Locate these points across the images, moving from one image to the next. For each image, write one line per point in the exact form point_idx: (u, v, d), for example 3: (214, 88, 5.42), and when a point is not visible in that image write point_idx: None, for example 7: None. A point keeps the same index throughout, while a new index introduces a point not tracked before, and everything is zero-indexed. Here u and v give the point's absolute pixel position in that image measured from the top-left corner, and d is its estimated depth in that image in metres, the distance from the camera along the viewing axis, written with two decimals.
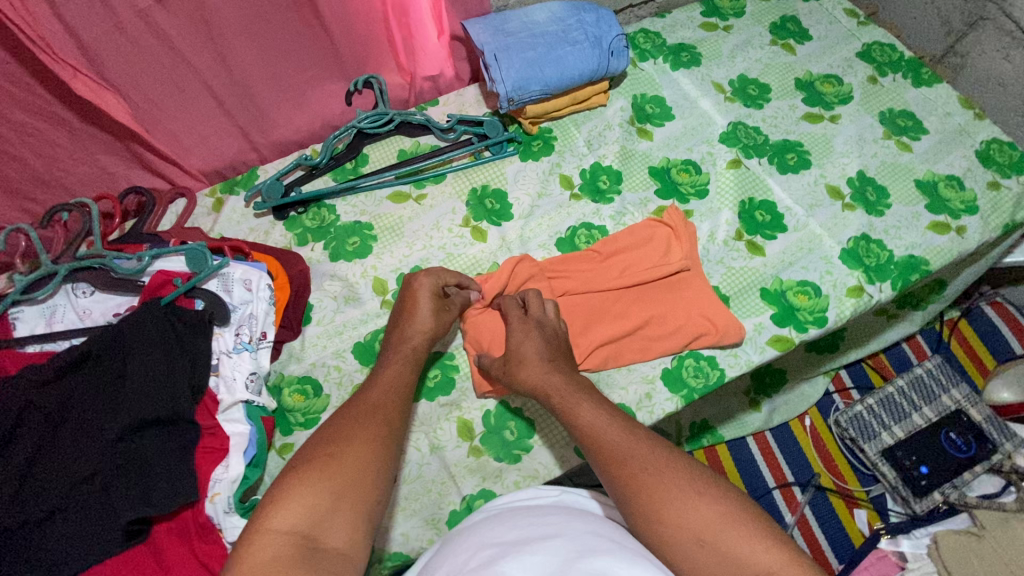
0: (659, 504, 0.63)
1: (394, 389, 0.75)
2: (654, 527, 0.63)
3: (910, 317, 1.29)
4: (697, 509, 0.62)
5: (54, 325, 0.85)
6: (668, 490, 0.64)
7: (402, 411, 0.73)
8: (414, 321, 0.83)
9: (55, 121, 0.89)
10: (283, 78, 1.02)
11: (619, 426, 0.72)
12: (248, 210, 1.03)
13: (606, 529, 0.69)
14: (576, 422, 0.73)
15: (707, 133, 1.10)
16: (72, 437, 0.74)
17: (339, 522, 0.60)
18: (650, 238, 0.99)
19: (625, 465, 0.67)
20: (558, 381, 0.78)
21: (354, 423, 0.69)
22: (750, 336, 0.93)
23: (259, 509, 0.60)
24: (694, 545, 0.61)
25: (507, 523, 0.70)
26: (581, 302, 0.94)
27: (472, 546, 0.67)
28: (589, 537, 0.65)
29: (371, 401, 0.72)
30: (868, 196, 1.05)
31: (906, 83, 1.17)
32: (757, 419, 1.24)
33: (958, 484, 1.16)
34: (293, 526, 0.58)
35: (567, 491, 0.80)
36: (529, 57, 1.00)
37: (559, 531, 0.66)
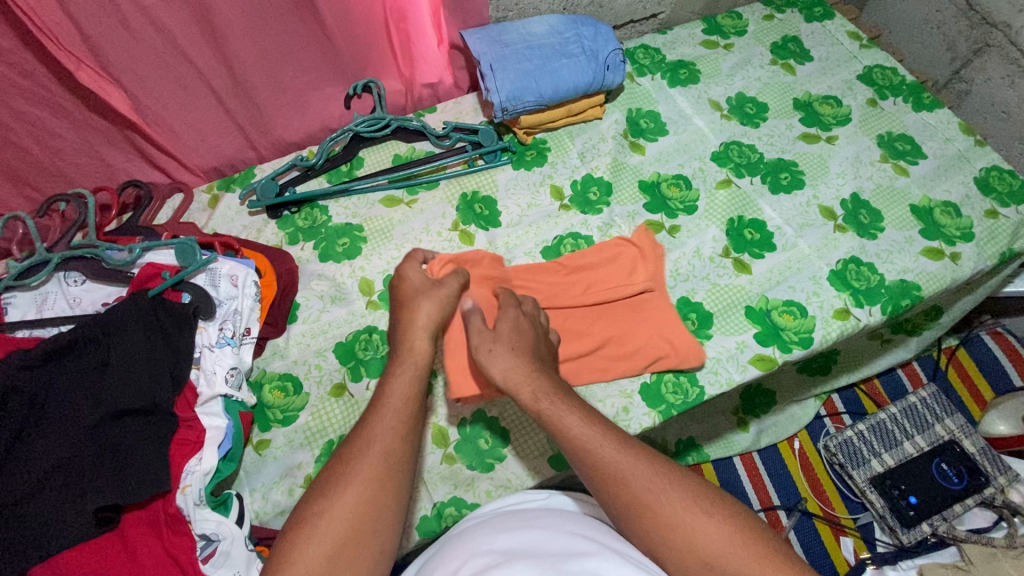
0: (666, 525, 0.63)
1: (390, 416, 0.69)
2: (655, 538, 0.63)
3: (905, 343, 1.27)
4: (698, 526, 0.62)
5: (44, 312, 0.87)
6: (676, 514, 0.63)
7: (407, 441, 0.68)
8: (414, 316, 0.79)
9: (58, 111, 0.92)
10: (284, 79, 1.04)
11: (618, 446, 0.68)
12: (243, 208, 1.05)
13: (590, 529, 0.69)
14: (566, 437, 0.70)
15: (700, 150, 1.10)
16: (53, 421, 0.75)
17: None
18: (615, 257, 0.98)
19: (627, 487, 0.65)
20: (562, 406, 0.72)
21: (343, 467, 0.65)
22: (732, 353, 0.92)
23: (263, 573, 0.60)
24: (700, 565, 0.61)
25: (496, 527, 0.70)
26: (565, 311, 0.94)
27: (463, 552, 0.66)
28: (575, 539, 0.65)
29: (368, 433, 0.67)
30: (861, 219, 1.04)
31: (906, 107, 1.17)
32: (744, 440, 1.22)
33: (949, 517, 1.13)
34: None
35: (554, 494, 0.81)
36: (525, 68, 1.02)
37: (544, 535, 0.66)
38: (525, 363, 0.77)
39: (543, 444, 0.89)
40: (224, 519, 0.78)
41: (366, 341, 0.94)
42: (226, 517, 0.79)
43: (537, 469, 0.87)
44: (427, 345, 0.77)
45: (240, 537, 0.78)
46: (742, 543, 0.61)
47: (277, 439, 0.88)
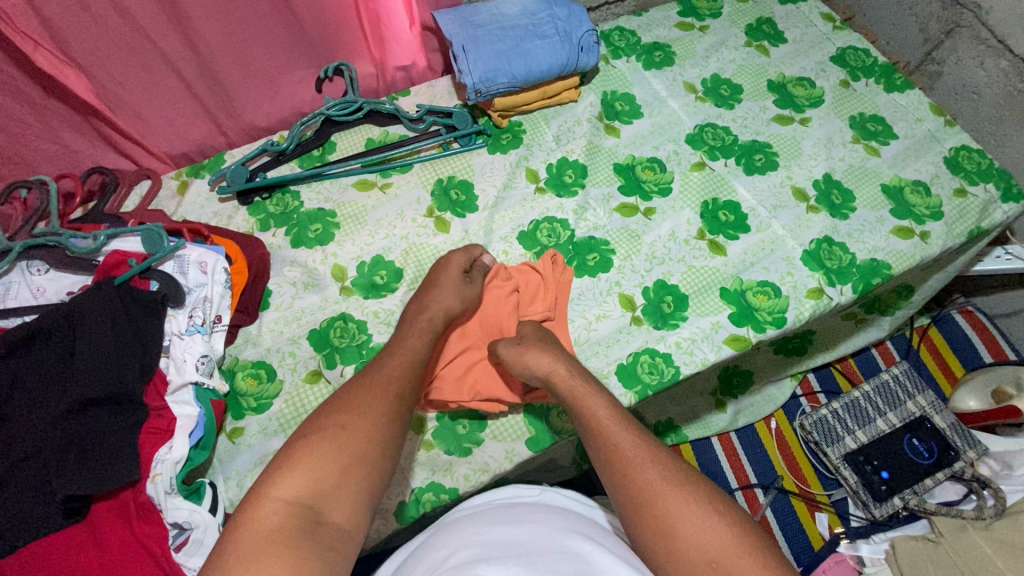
0: (670, 521, 0.62)
1: (408, 362, 0.75)
2: (653, 532, 0.62)
3: (877, 322, 1.29)
4: (697, 529, 0.61)
5: (7, 301, 0.84)
6: (680, 507, 0.62)
7: (413, 385, 0.73)
8: (436, 298, 0.83)
9: (16, 95, 0.89)
10: (253, 63, 1.02)
11: (640, 439, 0.68)
12: (212, 195, 1.03)
13: (583, 526, 0.70)
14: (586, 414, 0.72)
15: (674, 132, 1.10)
16: (17, 413, 0.74)
17: (342, 495, 0.61)
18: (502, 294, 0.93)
19: (636, 479, 0.65)
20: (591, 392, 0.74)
21: (364, 395, 0.69)
22: (706, 334, 0.93)
23: (263, 476, 0.62)
24: (704, 567, 0.59)
25: (490, 519, 0.70)
26: (544, 294, 0.93)
27: (454, 542, 0.66)
28: (569, 536, 0.65)
29: (385, 373, 0.72)
30: (834, 199, 1.05)
31: (878, 88, 1.18)
32: (721, 420, 1.24)
33: (918, 491, 1.16)
34: (294, 496, 0.60)
35: (549, 490, 0.82)
36: (497, 49, 1.01)
37: (538, 529, 0.67)
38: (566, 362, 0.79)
39: (520, 428, 0.89)
40: (197, 508, 0.78)
41: (340, 328, 0.93)
42: (199, 505, 0.78)
43: (512, 453, 0.87)
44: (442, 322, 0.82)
45: (214, 524, 0.78)
46: (748, 552, 0.59)
47: (251, 427, 0.87)
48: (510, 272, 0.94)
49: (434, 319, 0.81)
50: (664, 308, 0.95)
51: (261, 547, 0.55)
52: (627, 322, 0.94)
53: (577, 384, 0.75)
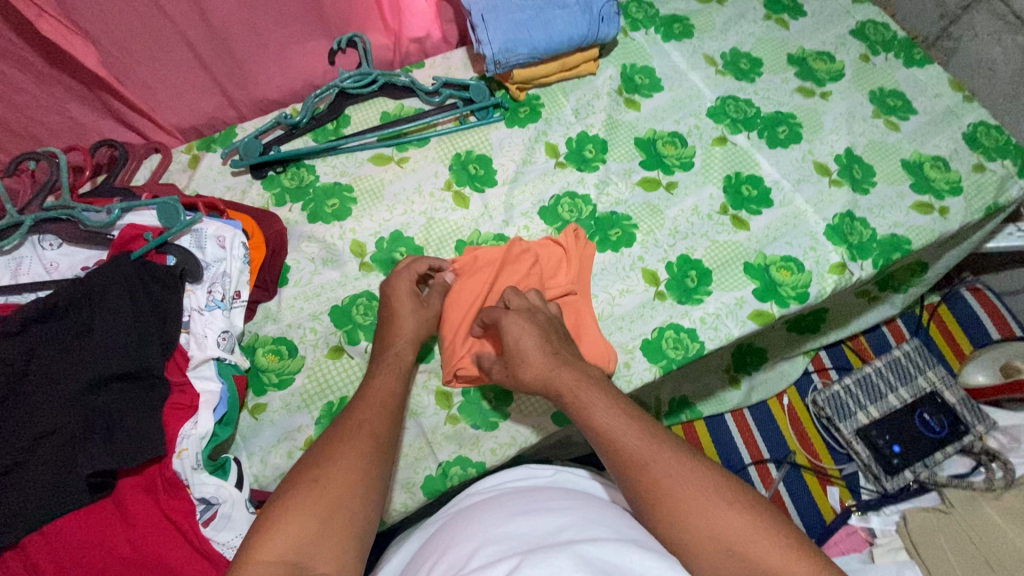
0: (684, 513, 0.61)
1: (381, 402, 0.73)
2: (671, 528, 0.62)
3: (890, 300, 1.30)
4: (713, 519, 0.61)
5: (19, 276, 0.82)
6: (693, 500, 0.62)
7: (392, 422, 0.71)
8: (401, 338, 0.81)
9: (20, 64, 0.86)
10: (264, 32, 0.99)
11: (642, 434, 0.67)
12: (225, 168, 1.00)
13: (601, 513, 0.68)
14: (586, 421, 0.70)
15: (695, 106, 1.09)
16: (36, 390, 0.72)
17: (328, 549, 0.59)
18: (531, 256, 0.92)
19: (646, 471, 0.64)
20: (597, 395, 0.72)
21: (339, 442, 0.67)
22: (731, 309, 0.93)
23: (252, 532, 0.60)
24: (721, 555, 0.59)
25: (508, 509, 0.68)
26: (561, 257, 0.93)
27: (475, 536, 0.64)
28: (590, 524, 0.64)
29: (357, 417, 0.70)
30: (855, 173, 1.04)
31: (897, 63, 1.17)
32: (735, 397, 1.25)
33: (929, 464, 1.18)
34: (281, 553, 0.57)
35: (560, 471, 0.82)
36: (517, 19, 0.99)
37: (557, 520, 0.65)
38: (561, 364, 0.75)
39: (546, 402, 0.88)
40: (224, 482, 0.77)
41: (364, 305, 0.92)
42: (226, 480, 0.77)
43: (540, 426, 0.86)
44: (411, 355, 0.80)
45: (241, 500, 0.77)
46: (766, 536, 0.59)
47: (273, 403, 0.86)
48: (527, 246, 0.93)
49: (403, 350, 0.80)
50: (688, 283, 0.94)
51: None
52: (651, 297, 0.93)
53: (573, 387, 0.73)
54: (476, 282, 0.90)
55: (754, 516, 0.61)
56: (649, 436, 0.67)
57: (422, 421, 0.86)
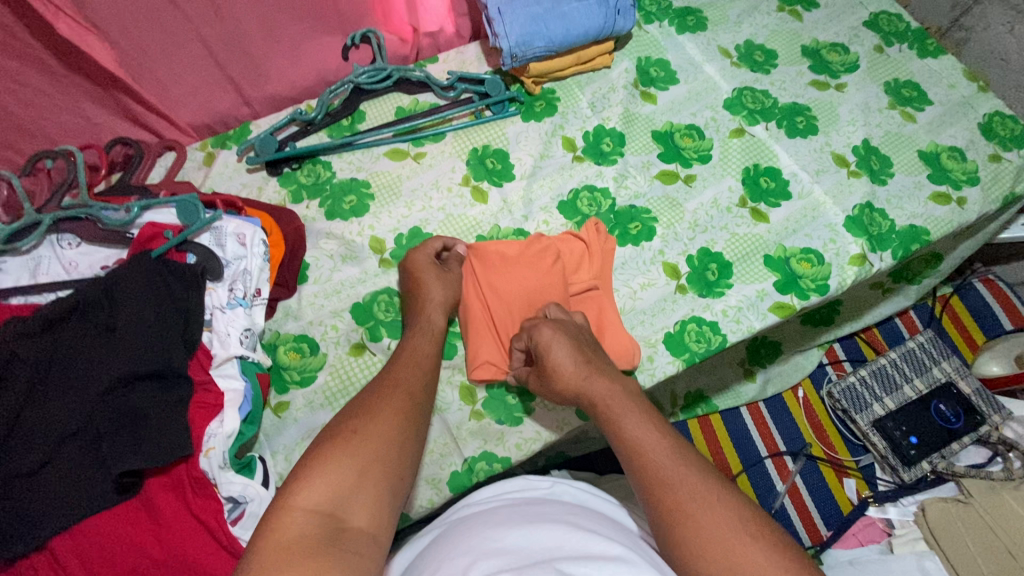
0: (704, 540, 0.59)
1: (417, 365, 0.75)
2: (688, 552, 0.59)
3: (903, 292, 1.30)
4: (734, 552, 0.57)
5: (38, 277, 0.82)
6: (716, 530, 0.59)
7: (426, 385, 0.73)
8: (419, 333, 0.79)
9: (35, 63, 0.84)
10: (278, 27, 0.98)
11: (672, 455, 0.66)
12: (241, 165, 0.99)
13: (604, 528, 0.66)
14: (620, 437, 0.70)
15: (711, 99, 1.08)
16: (60, 391, 0.71)
17: (364, 500, 0.59)
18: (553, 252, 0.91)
19: (672, 492, 0.63)
20: (634, 414, 0.71)
21: (379, 396, 0.69)
22: (752, 302, 0.93)
23: (281, 488, 0.59)
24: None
25: (509, 518, 0.66)
26: (581, 252, 0.93)
27: (472, 546, 0.60)
28: (587, 536, 0.62)
29: (394, 377, 0.72)
30: (872, 164, 1.04)
31: (912, 53, 1.16)
32: (751, 390, 1.25)
33: (946, 454, 1.18)
34: (315, 505, 0.57)
35: (559, 483, 0.78)
36: (534, 12, 0.98)
37: (558, 528, 0.63)
38: (600, 373, 0.76)
39: None
40: (250, 481, 0.76)
41: (385, 302, 0.91)
42: (252, 479, 0.77)
43: (564, 421, 0.86)
44: (442, 321, 0.82)
45: (267, 498, 0.77)
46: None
47: (296, 401, 0.86)
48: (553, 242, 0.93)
49: (434, 316, 0.81)
50: (709, 276, 0.94)
51: (286, 554, 0.52)
52: (672, 291, 0.93)
53: (609, 395, 0.74)
54: (501, 275, 0.89)
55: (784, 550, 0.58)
56: (679, 458, 0.66)
57: (446, 418, 0.85)
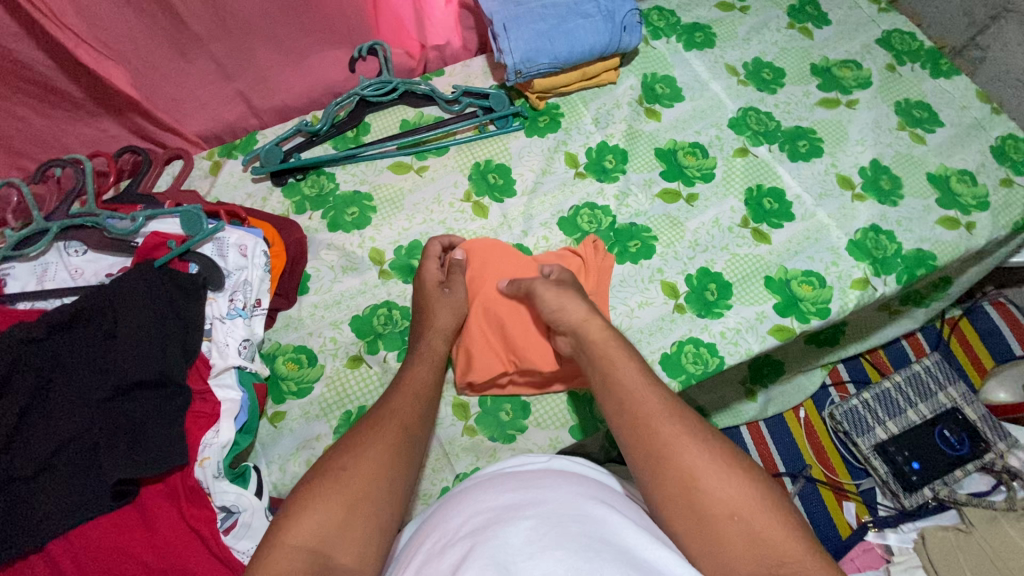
0: (689, 476, 0.62)
1: (415, 393, 0.74)
2: (676, 491, 0.61)
3: (911, 314, 1.28)
4: (717, 485, 0.61)
5: (45, 283, 0.84)
6: (701, 463, 0.62)
7: (423, 418, 0.72)
8: (419, 363, 0.79)
9: (52, 81, 0.88)
10: (285, 40, 0.99)
11: (655, 393, 0.69)
12: (246, 175, 1.01)
13: (595, 490, 0.65)
14: (607, 369, 0.72)
15: (716, 117, 1.08)
16: (62, 396, 0.73)
17: (352, 538, 0.58)
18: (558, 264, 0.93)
19: (653, 430, 0.65)
20: (628, 371, 0.70)
21: (370, 431, 0.67)
22: (751, 324, 0.92)
23: (269, 528, 0.58)
24: (724, 520, 0.59)
25: (498, 486, 0.65)
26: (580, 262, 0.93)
27: (465, 512, 0.61)
28: (577, 498, 0.61)
29: (391, 407, 0.71)
30: (880, 186, 1.03)
31: (924, 73, 1.15)
32: (751, 409, 1.23)
33: (948, 481, 1.16)
34: (303, 541, 0.56)
35: (558, 458, 0.74)
36: (539, 29, 0.98)
37: (555, 489, 0.62)
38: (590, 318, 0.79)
39: (563, 416, 0.88)
40: (244, 491, 0.78)
41: (384, 315, 0.92)
42: (245, 489, 0.79)
43: (556, 441, 0.87)
44: (444, 347, 0.82)
45: (260, 509, 0.78)
46: (771, 512, 0.59)
47: (292, 411, 0.87)
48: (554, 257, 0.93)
49: (434, 342, 0.82)
50: (708, 297, 0.94)
51: None
52: (670, 310, 0.93)
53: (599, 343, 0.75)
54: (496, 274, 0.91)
55: (763, 492, 0.61)
56: (667, 406, 0.67)
57: (438, 433, 0.86)
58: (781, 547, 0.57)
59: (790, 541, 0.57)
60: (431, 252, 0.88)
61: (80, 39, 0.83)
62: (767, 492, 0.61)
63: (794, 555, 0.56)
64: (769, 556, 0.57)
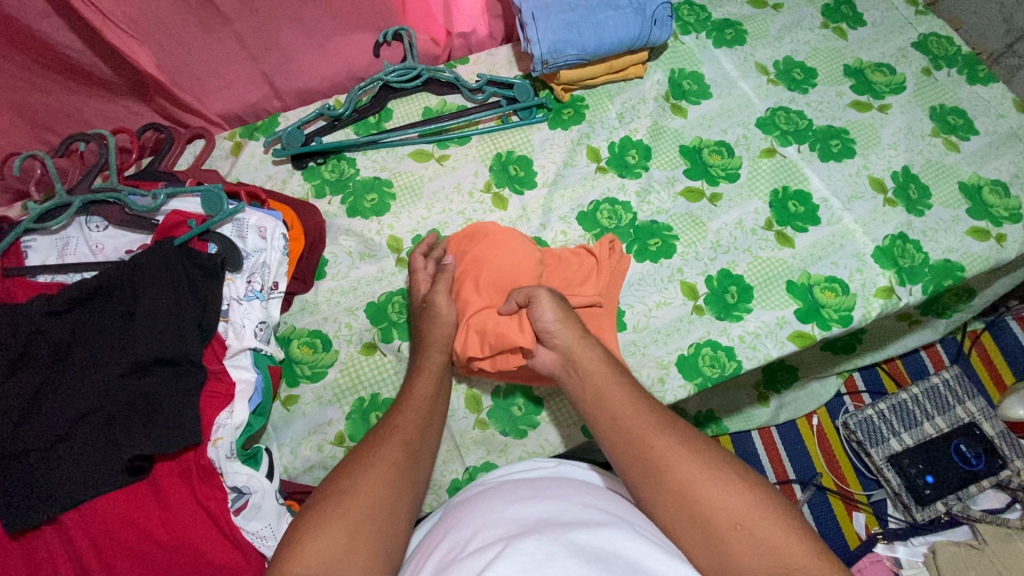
0: (689, 489, 0.63)
1: (412, 406, 0.74)
2: (678, 505, 0.63)
3: (932, 325, 1.26)
4: (719, 496, 0.62)
5: (66, 257, 0.84)
6: (698, 477, 0.64)
7: (425, 431, 0.73)
8: (422, 373, 0.78)
9: (79, 57, 0.88)
10: (310, 22, 0.98)
11: (647, 410, 0.70)
12: (267, 157, 1.00)
13: (609, 503, 0.65)
14: (593, 388, 0.73)
15: (744, 116, 1.06)
16: (79, 370, 0.74)
17: (356, 562, 0.58)
18: (571, 261, 0.90)
19: (649, 445, 0.67)
20: (616, 391, 0.71)
21: (367, 453, 0.67)
22: (770, 329, 0.90)
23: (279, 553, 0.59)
24: (729, 529, 0.61)
25: (504, 495, 0.65)
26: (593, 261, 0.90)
27: (473, 520, 0.62)
28: (587, 509, 0.61)
29: (389, 425, 0.71)
30: (910, 193, 1.01)
31: (960, 79, 1.12)
32: (763, 414, 1.22)
33: (963, 497, 1.15)
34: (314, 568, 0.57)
35: (565, 462, 0.76)
36: (568, 19, 0.97)
37: (558, 502, 0.63)
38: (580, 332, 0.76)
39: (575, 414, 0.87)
40: (255, 473, 0.77)
41: (400, 303, 0.92)
42: (257, 470, 0.78)
43: (567, 439, 0.86)
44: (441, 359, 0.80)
45: (271, 490, 0.78)
46: (775, 522, 0.61)
47: (306, 395, 0.87)
48: (564, 254, 0.91)
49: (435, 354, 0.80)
50: (727, 299, 0.92)
51: None
52: (688, 311, 0.91)
53: (593, 359, 0.74)
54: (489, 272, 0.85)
55: (764, 496, 0.63)
56: (657, 421, 0.69)
57: (450, 425, 0.86)
58: (785, 552, 0.59)
59: (795, 549, 0.59)
60: (416, 267, 0.86)
61: (111, 21, 0.84)
62: (767, 498, 0.63)
63: (798, 565, 0.58)
64: (776, 562, 0.59)
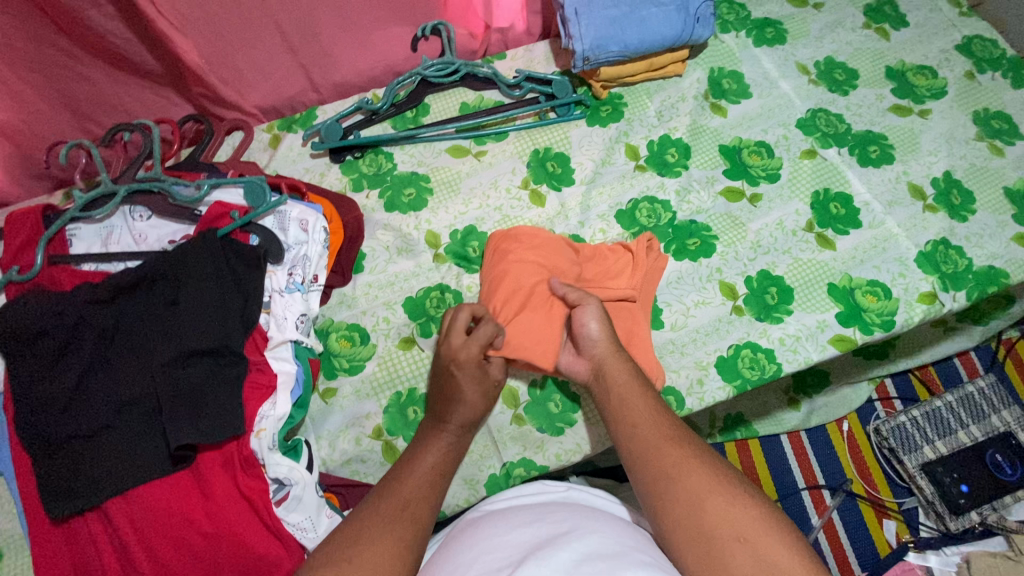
0: (697, 499, 0.62)
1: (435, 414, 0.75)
2: (686, 515, 0.62)
3: (968, 332, 1.24)
4: (726, 507, 0.61)
5: (110, 246, 0.85)
6: (707, 486, 0.63)
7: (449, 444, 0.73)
8: (464, 402, 0.74)
9: (127, 49, 0.89)
10: (351, 16, 0.98)
11: (666, 420, 0.70)
12: (305, 150, 1.01)
13: (617, 531, 0.64)
14: (614, 397, 0.74)
15: (785, 116, 1.05)
16: (123, 358, 0.74)
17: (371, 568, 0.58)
18: (608, 258, 0.90)
19: (663, 453, 0.67)
20: (639, 400, 0.72)
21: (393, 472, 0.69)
22: (811, 332, 0.89)
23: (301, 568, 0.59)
24: (731, 541, 0.59)
25: (509, 521, 0.66)
26: (630, 260, 0.90)
27: (478, 545, 0.62)
28: (594, 537, 0.60)
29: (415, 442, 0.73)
30: (953, 199, 0.99)
31: (1005, 83, 1.09)
32: (793, 419, 1.20)
33: (997, 507, 1.13)
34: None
35: (575, 488, 0.76)
36: (611, 15, 0.96)
37: (567, 530, 0.62)
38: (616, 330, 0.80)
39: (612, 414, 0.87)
40: (295, 465, 0.77)
41: (437, 298, 0.91)
42: (297, 462, 0.78)
43: (603, 439, 0.85)
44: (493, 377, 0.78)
45: (311, 482, 0.78)
46: (778, 539, 0.58)
47: (344, 388, 0.87)
48: (605, 250, 0.91)
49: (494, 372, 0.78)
50: (768, 300, 0.91)
51: None
52: (727, 311, 0.91)
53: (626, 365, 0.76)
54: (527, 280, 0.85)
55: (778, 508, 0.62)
56: (678, 432, 0.69)
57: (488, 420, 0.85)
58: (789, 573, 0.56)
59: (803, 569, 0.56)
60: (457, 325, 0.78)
61: (162, 15, 0.85)
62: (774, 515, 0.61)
63: None
64: None
